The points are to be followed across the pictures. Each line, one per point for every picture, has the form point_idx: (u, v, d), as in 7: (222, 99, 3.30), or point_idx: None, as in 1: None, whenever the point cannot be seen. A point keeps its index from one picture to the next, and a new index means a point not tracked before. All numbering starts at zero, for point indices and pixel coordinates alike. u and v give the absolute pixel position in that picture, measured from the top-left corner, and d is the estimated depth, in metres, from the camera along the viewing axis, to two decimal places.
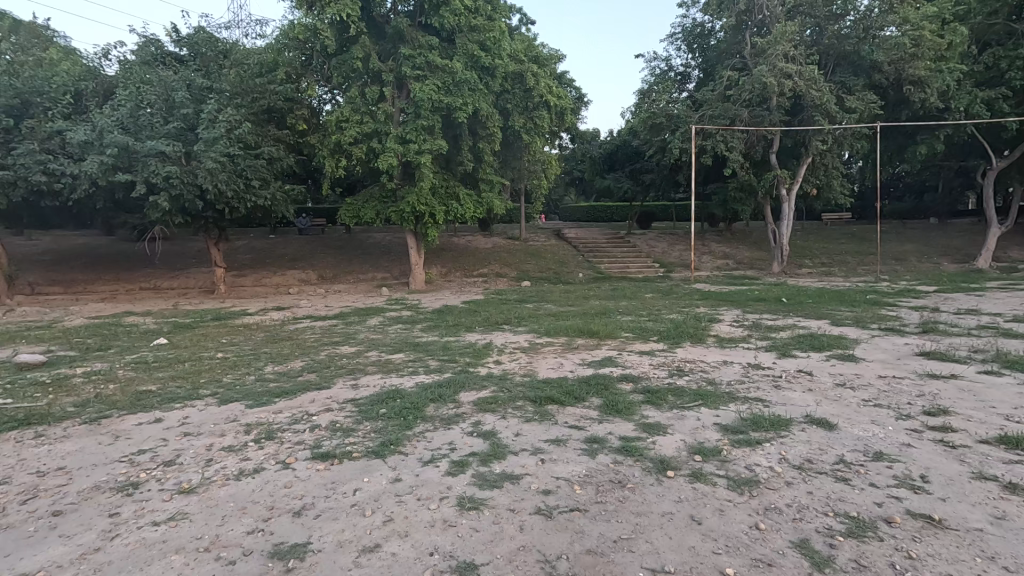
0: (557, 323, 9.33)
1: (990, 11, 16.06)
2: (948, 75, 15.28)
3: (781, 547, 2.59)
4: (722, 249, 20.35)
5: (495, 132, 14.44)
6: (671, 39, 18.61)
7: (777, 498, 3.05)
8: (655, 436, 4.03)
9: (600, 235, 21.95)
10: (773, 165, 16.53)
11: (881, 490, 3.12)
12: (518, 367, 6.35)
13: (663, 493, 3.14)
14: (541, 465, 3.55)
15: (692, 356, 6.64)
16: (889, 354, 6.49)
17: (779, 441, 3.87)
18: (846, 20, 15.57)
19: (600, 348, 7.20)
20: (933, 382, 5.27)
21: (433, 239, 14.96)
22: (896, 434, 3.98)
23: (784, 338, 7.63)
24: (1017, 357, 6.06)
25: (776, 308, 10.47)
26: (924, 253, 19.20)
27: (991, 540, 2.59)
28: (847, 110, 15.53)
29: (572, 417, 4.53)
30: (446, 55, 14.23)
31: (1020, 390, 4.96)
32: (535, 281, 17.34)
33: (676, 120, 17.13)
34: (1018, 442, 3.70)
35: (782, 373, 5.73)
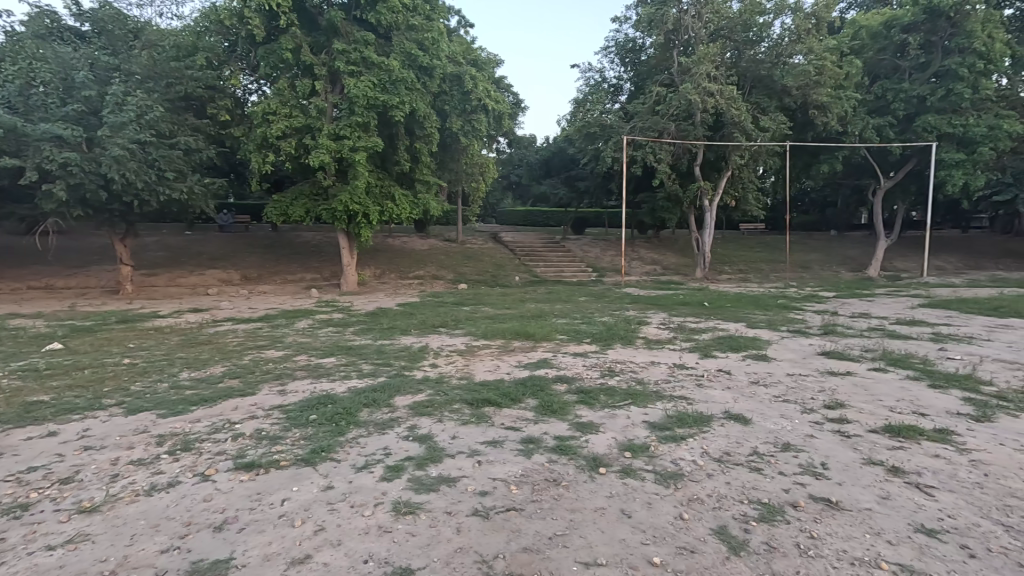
0: (494, 326, 9.41)
1: (880, 47, 18.15)
2: (846, 102, 16.98)
3: (702, 534, 2.76)
4: (650, 255, 21.37)
5: (432, 133, 14.28)
6: (605, 53, 19.38)
7: (699, 489, 3.26)
8: (588, 435, 4.16)
9: (536, 240, 22.31)
10: (697, 177, 17.61)
11: (788, 478, 3.41)
12: (455, 370, 6.35)
13: (595, 490, 3.26)
14: (478, 466, 3.56)
15: (623, 357, 6.93)
16: (796, 354, 7.12)
17: (701, 436, 4.13)
18: (761, 47, 16.90)
19: (535, 351, 7.35)
20: (832, 379, 5.84)
21: (366, 240, 14.52)
22: (801, 426, 4.38)
23: (706, 340, 8.15)
24: (899, 355, 6.86)
25: (698, 312, 11.18)
26: (826, 262, 21.16)
27: (878, 517, 2.92)
28: (761, 129, 16.85)
29: (508, 418, 4.58)
30: (382, 52, 13.92)
31: (901, 385, 5.60)
32: (471, 283, 17.34)
33: (609, 130, 17.88)
34: (901, 431, 4.19)
35: (704, 372, 6.12)
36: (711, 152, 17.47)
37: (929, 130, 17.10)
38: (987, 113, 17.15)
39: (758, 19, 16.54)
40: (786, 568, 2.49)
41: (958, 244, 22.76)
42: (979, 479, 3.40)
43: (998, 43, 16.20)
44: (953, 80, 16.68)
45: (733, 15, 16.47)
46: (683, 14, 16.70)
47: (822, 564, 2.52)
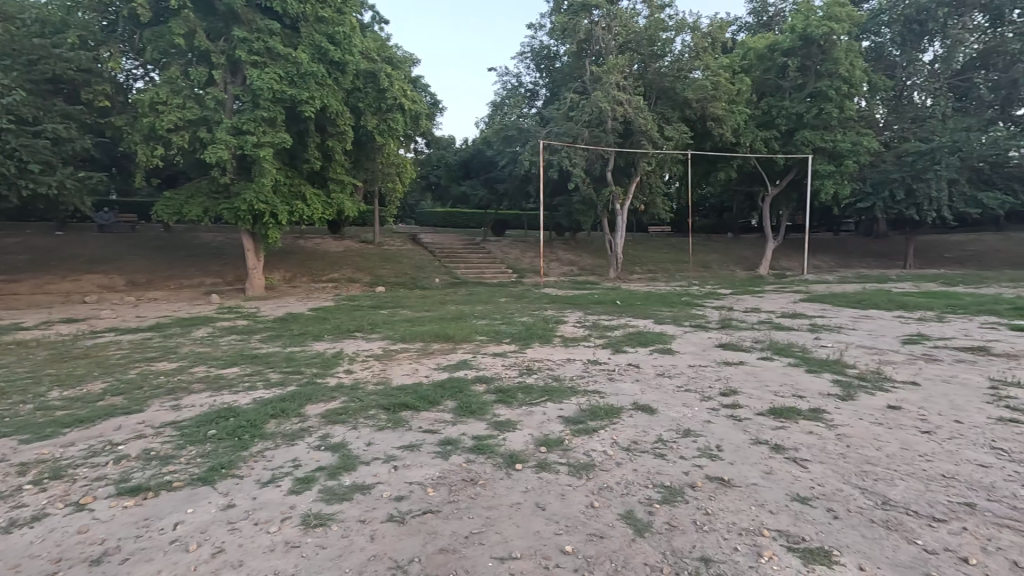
0: (413, 328, 9.27)
1: (765, 68, 20.10)
2: (738, 117, 18.64)
3: (611, 520, 2.91)
4: (567, 256, 22.11)
5: (345, 131, 13.71)
6: (521, 58, 19.85)
7: (608, 478, 3.43)
8: (505, 433, 4.24)
9: (456, 241, 22.24)
10: (609, 182, 18.51)
11: (687, 461, 3.69)
12: (371, 375, 6.18)
13: (512, 485, 3.33)
14: (394, 472, 3.49)
15: (540, 356, 7.13)
16: (697, 347, 7.71)
17: (612, 427, 4.35)
18: (664, 60, 18.05)
19: (455, 352, 7.34)
20: (727, 368, 6.41)
21: (274, 242, 13.67)
22: (700, 413, 4.75)
23: (617, 336, 8.58)
24: (783, 345, 7.68)
25: (612, 310, 11.73)
26: (723, 262, 23.07)
27: (762, 490, 3.25)
28: (665, 138, 18.06)
29: (426, 421, 4.54)
30: (289, 44, 13.19)
31: (783, 371, 6.26)
32: (390, 286, 16.91)
33: (526, 134, 18.39)
34: (782, 413, 4.69)
35: (616, 367, 6.45)
36: (622, 158, 18.42)
37: (806, 144, 19.26)
38: (850, 131, 19.65)
39: (661, 34, 17.70)
40: (684, 544, 2.70)
41: (830, 245, 25.79)
42: (843, 450, 3.90)
43: (858, 70, 18.60)
44: (824, 101, 18.86)
45: (639, 30, 17.52)
46: (594, 26, 17.47)
47: (714, 536, 2.75)
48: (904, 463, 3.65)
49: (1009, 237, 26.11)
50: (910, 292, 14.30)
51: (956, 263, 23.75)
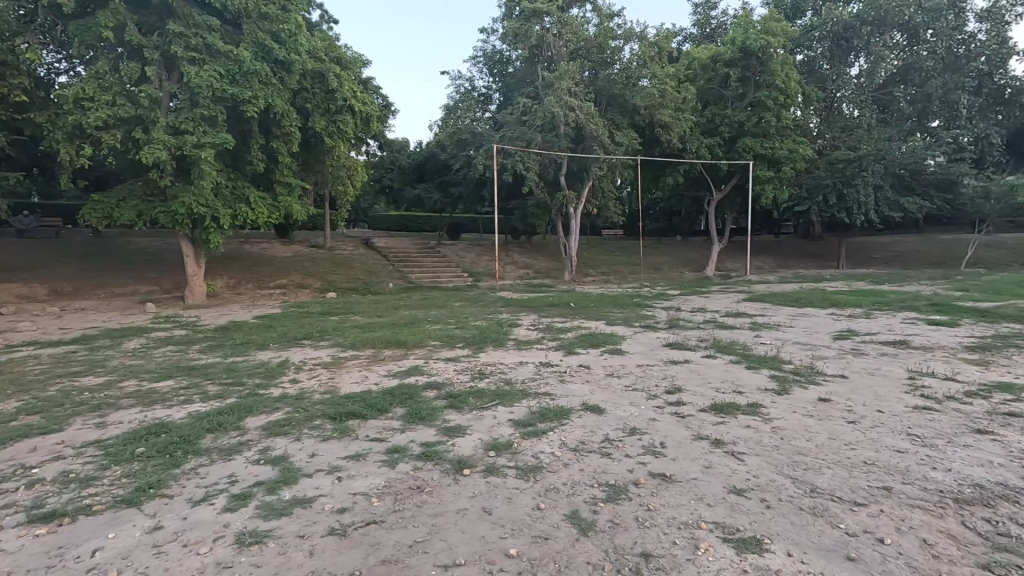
0: (364, 334, 9.07)
1: (709, 77, 20.97)
2: (684, 124, 19.34)
3: (556, 521, 2.94)
4: (523, 260, 22.25)
5: (292, 132, 13.27)
6: (473, 61, 19.87)
7: (555, 479, 3.47)
8: (455, 438, 4.21)
9: (410, 245, 21.94)
10: (563, 187, 18.77)
11: (632, 459, 3.79)
12: (318, 384, 6.00)
13: (459, 491, 3.31)
14: (338, 483, 3.40)
15: (493, 359, 7.13)
16: (646, 347, 7.92)
17: (560, 428, 4.41)
18: (614, 68, 18.49)
19: (407, 358, 7.24)
20: (673, 367, 6.62)
21: (216, 247, 13.03)
22: (646, 412, 4.88)
23: (570, 338, 8.70)
24: (726, 343, 8.01)
25: (565, 312, 11.91)
26: (673, 264, 23.85)
27: (702, 484, 3.37)
28: (616, 144, 18.49)
29: (374, 429, 4.44)
30: (230, 41, 12.65)
31: (725, 369, 6.52)
32: (342, 291, 16.47)
33: (479, 138, 18.44)
34: (723, 408, 4.88)
35: (567, 369, 6.54)
36: (575, 163, 18.72)
37: (747, 150, 20.16)
38: (787, 139, 20.79)
39: (611, 42, 18.15)
40: (627, 541, 2.76)
41: (771, 247, 27.17)
42: (777, 442, 4.10)
43: (793, 81, 19.71)
44: (763, 110, 19.83)
45: (589, 38, 17.92)
46: (545, 32, 17.72)
47: (655, 531, 2.83)
48: (831, 452, 3.88)
49: (927, 238, 28.34)
50: (842, 291, 15.23)
51: (882, 263, 25.55)
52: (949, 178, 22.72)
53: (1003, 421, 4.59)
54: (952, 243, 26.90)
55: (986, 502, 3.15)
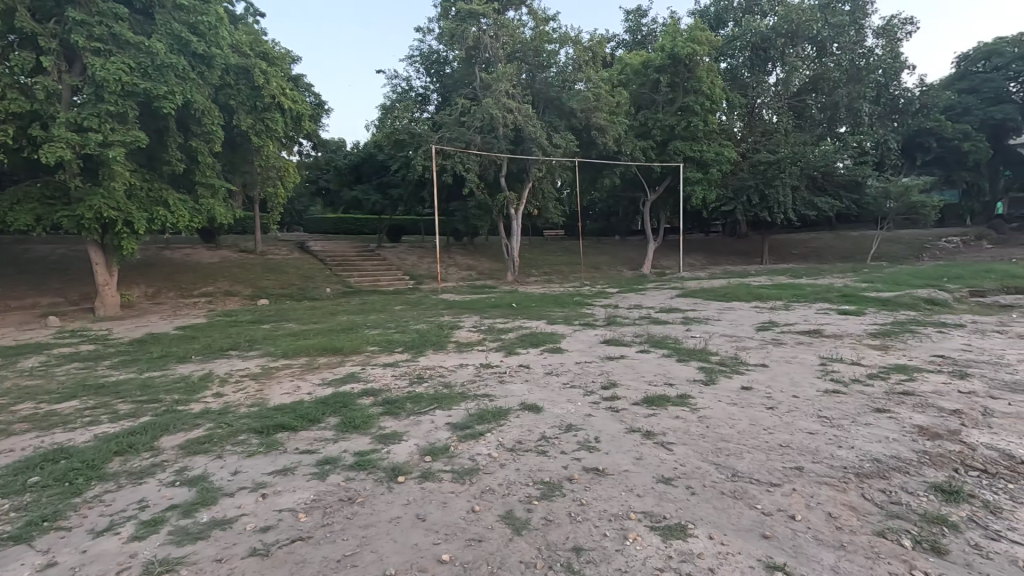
0: (297, 342, 8.69)
1: (641, 82, 21.76)
2: (620, 126, 19.94)
3: (490, 522, 2.94)
4: (465, 261, 22.15)
5: (215, 131, 12.48)
6: (410, 61, 19.55)
7: (491, 480, 3.47)
8: (390, 445, 4.11)
9: (348, 248, 21.26)
10: (503, 188, 18.85)
11: (567, 455, 3.86)
12: (245, 397, 5.67)
13: (392, 500, 3.23)
14: (262, 500, 3.23)
15: (433, 363, 7.05)
16: (584, 344, 8.10)
17: (498, 429, 4.41)
18: (551, 71, 18.77)
19: (342, 365, 7.00)
20: (609, 363, 6.81)
21: (130, 253, 12.01)
22: (582, 408, 4.99)
23: (511, 338, 8.74)
24: (659, 338, 8.33)
25: (506, 313, 11.97)
26: (612, 263, 24.57)
27: (633, 476, 3.48)
28: (554, 145, 18.78)
29: (303, 441, 4.25)
30: (141, 32, 11.71)
31: (658, 362, 6.79)
32: (274, 297, 15.71)
33: (417, 138, 18.20)
34: (654, 401, 5.08)
35: (507, 369, 6.57)
36: (515, 165, 18.87)
37: (678, 153, 21.25)
38: (713, 143, 21.93)
39: (547, 46, 18.39)
40: (559, 536, 2.80)
41: (702, 246, 28.60)
42: (703, 430, 4.31)
43: (717, 88, 20.81)
44: (691, 114, 20.85)
45: (525, 41, 18.12)
46: (481, 34, 17.77)
47: (586, 525, 2.89)
48: (751, 437, 4.13)
49: (839, 234, 30.85)
50: (765, 285, 16.23)
51: (801, 258, 27.54)
52: (855, 180, 24.85)
53: (899, 399, 5.07)
54: (859, 239, 29.43)
55: (881, 475, 3.46)
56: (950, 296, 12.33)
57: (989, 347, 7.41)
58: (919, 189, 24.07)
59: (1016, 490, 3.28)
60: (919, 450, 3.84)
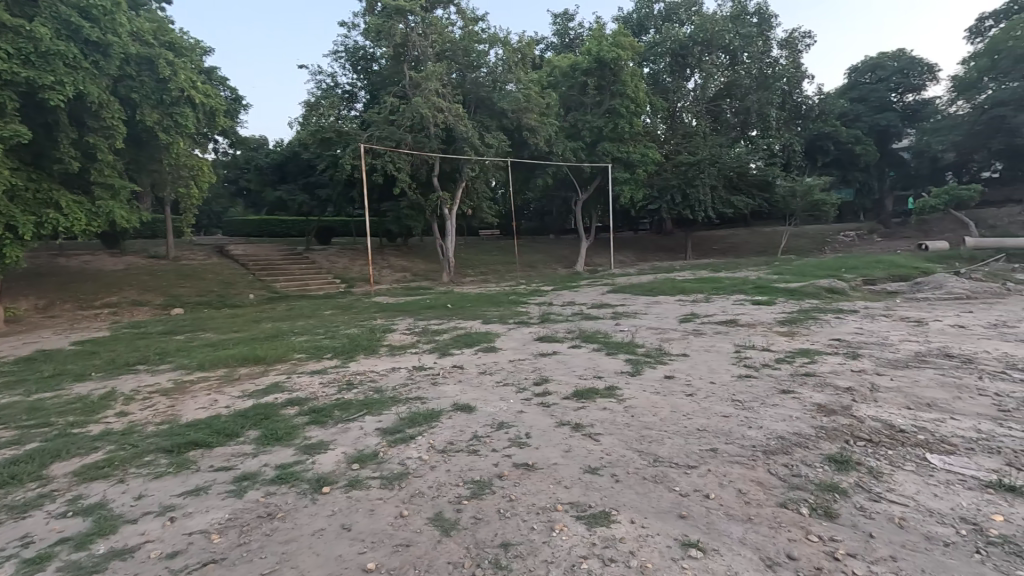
0: (215, 353, 8.14)
1: (570, 85, 22.30)
2: (551, 127, 20.27)
3: (419, 526, 2.91)
4: (399, 263, 21.73)
5: (115, 126, 11.40)
6: (334, 56, 18.95)
7: (420, 483, 3.42)
8: (315, 455, 3.94)
9: (273, 252, 20.17)
10: (436, 188, 18.62)
11: (498, 453, 3.88)
12: (154, 414, 5.24)
13: (315, 511, 3.11)
14: (171, 524, 3.01)
15: (364, 368, 6.85)
16: (518, 342, 8.19)
17: (429, 432, 4.36)
18: (481, 71, 18.80)
19: (266, 375, 6.65)
20: (542, 359, 6.94)
21: (15, 262, 10.72)
22: (514, 404, 5.05)
23: (445, 339, 8.65)
24: (590, 333, 8.58)
25: (441, 314, 11.87)
26: (546, 262, 24.98)
27: (560, 468, 3.57)
28: (486, 145, 18.80)
29: (219, 458, 3.99)
30: (21, 14, 10.47)
31: (589, 357, 6.98)
32: (190, 305, 14.62)
33: (345, 137, 17.64)
34: (584, 394, 5.24)
35: (440, 370, 6.51)
36: (447, 164, 18.72)
37: (606, 154, 21.97)
38: (638, 145, 22.87)
39: (476, 46, 18.36)
40: (487, 534, 2.81)
41: (632, 244, 29.74)
42: (628, 420, 4.50)
43: (641, 92, 21.69)
44: (618, 117, 21.63)
45: (454, 40, 18.02)
46: (409, 31, 17.49)
47: (515, 520, 2.93)
48: (672, 423, 4.36)
49: (754, 231, 33.18)
50: (688, 279, 17.16)
51: (720, 254, 29.33)
52: (766, 180, 26.84)
53: (801, 380, 5.55)
54: (771, 235, 31.78)
55: (785, 451, 3.77)
56: (846, 285, 13.62)
57: (877, 330, 8.27)
58: (820, 189, 26.37)
59: (895, 456, 3.69)
60: (817, 426, 4.22)
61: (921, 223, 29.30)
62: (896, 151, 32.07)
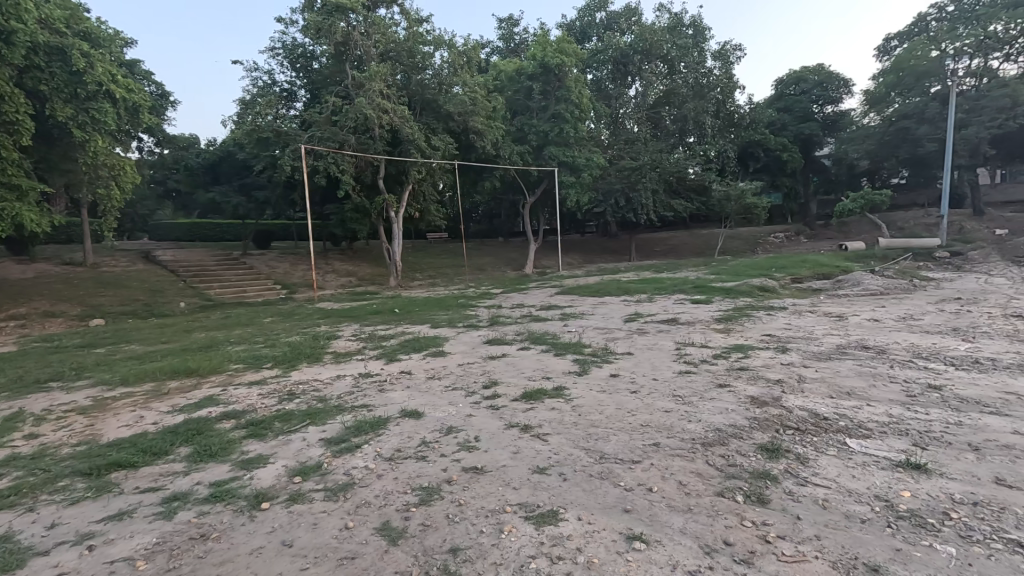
0: (141, 366, 7.58)
1: (516, 89, 22.52)
2: (497, 131, 20.33)
3: (365, 537, 2.83)
4: (344, 267, 21.11)
5: (20, 120, 10.42)
6: (271, 53, 18.23)
7: (367, 493, 3.34)
8: (254, 471, 3.75)
9: (206, 257, 19.08)
10: (382, 190, 18.23)
11: (447, 457, 3.85)
12: (69, 435, 4.81)
13: (254, 529, 2.96)
14: (89, 554, 2.78)
15: (307, 376, 6.60)
16: (467, 345, 8.16)
17: (376, 439, 4.26)
18: (426, 73, 18.62)
19: (199, 388, 6.25)
20: (491, 362, 6.94)
21: None
22: (464, 408, 5.02)
23: (392, 345, 8.49)
24: (538, 335, 8.67)
25: (388, 319, 11.63)
26: (495, 264, 25.03)
27: (509, 470, 3.58)
28: (433, 147, 18.60)
29: (146, 478, 3.73)
30: None
31: (537, 358, 7.06)
32: (112, 315, 13.55)
33: (284, 137, 17.00)
34: (533, 395, 5.29)
35: (387, 377, 6.38)
36: (393, 167, 18.39)
37: (553, 158, 22.31)
38: (583, 149, 23.36)
39: (420, 47, 18.16)
40: (436, 540, 2.78)
41: (579, 246, 30.36)
42: (575, 418, 4.58)
43: (585, 98, 22.16)
44: (563, 122, 21.99)
45: (398, 40, 17.72)
46: (351, 30, 17.08)
47: (464, 525, 2.91)
48: (618, 420, 4.49)
49: (693, 232, 34.71)
50: (632, 281, 17.71)
51: (662, 255, 30.47)
52: (703, 184, 28.13)
53: (736, 374, 5.87)
54: (708, 237, 33.36)
55: (722, 442, 3.96)
56: (776, 283, 14.49)
57: (803, 325, 8.87)
58: (752, 193, 27.95)
59: (819, 442, 3.96)
60: (750, 417, 4.47)
61: (841, 225, 31.63)
62: (817, 158, 34.52)
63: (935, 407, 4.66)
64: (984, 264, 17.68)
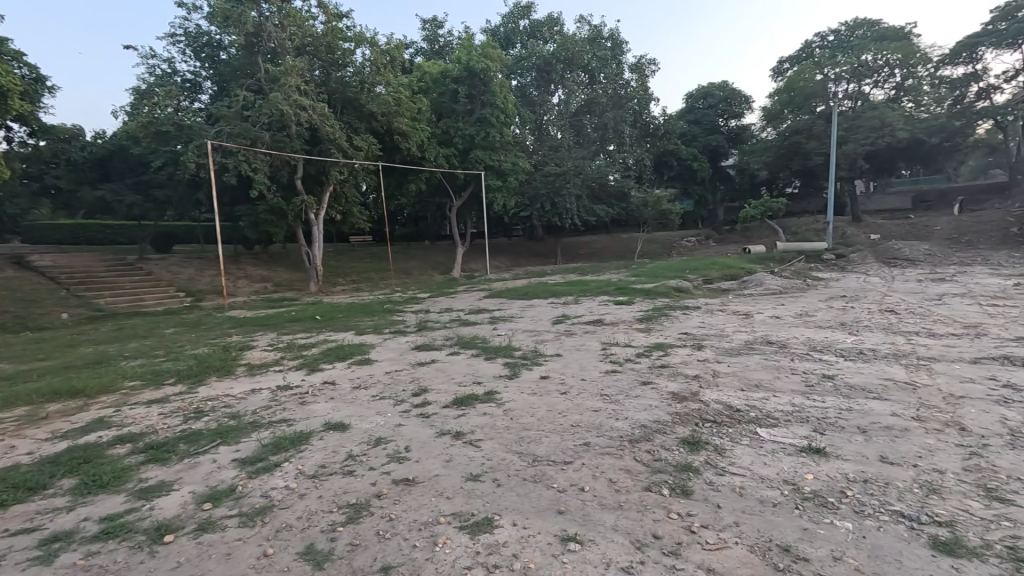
0: (12, 388, 6.61)
1: (441, 91, 22.31)
2: (421, 133, 19.99)
3: (286, 564, 2.63)
4: (258, 272, 19.77)
5: None
6: (171, 40, 16.75)
7: (288, 515, 3.10)
8: (154, 500, 3.37)
9: (94, 262, 17.08)
10: (299, 190, 17.28)
11: (376, 471, 3.68)
12: None
13: (154, 568, 2.65)
14: None
15: (217, 392, 6.07)
16: (394, 352, 7.92)
17: (297, 456, 3.99)
18: (345, 71, 17.92)
19: (86, 410, 5.54)
20: (420, 369, 6.78)
21: None
22: (392, 418, 4.84)
23: (313, 354, 8.04)
24: (468, 339, 8.59)
25: (308, 327, 11.03)
26: (422, 268, 24.59)
27: (441, 480, 3.49)
28: (355, 148, 17.90)
29: (17, 519, 3.22)
30: None
31: (468, 363, 6.99)
32: None
33: (187, 132, 15.65)
34: (464, 401, 5.21)
35: (308, 388, 6.01)
36: (311, 166, 17.51)
37: (478, 162, 22.33)
38: (509, 154, 23.60)
39: (340, 43, 17.47)
40: (366, 560, 2.64)
41: (506, 250, 30.60)
42: (508, 422, 4.58)
43: (510, 104, 22.38)
44: (488, 126, 22.00)
45: (316, 34, 16.90)
46: (263, 21, 16.12)
47: (396, 541, 2.80)
48: (549, 422, 4.54)
49: (614, 237, 36.17)
50: (558, 283, 18.11)
51: (585, 258, 31.48)
52: (622, 191, 29.39)
53: (658, 372, 6.15)
54: (628, 241, 34.92)
55: (647, 438, 4.11)
56: (690, 285, 15.43)
57: (715, 323, 9.50)
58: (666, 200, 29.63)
59: (734, 433, 4.23)
60: (673, 412, 4.69)
61: (745, 230, 34.37)
62: (723, 168, 37.33)
63: (829, 395, 5.16)
64: (863, 265, 19.91)
